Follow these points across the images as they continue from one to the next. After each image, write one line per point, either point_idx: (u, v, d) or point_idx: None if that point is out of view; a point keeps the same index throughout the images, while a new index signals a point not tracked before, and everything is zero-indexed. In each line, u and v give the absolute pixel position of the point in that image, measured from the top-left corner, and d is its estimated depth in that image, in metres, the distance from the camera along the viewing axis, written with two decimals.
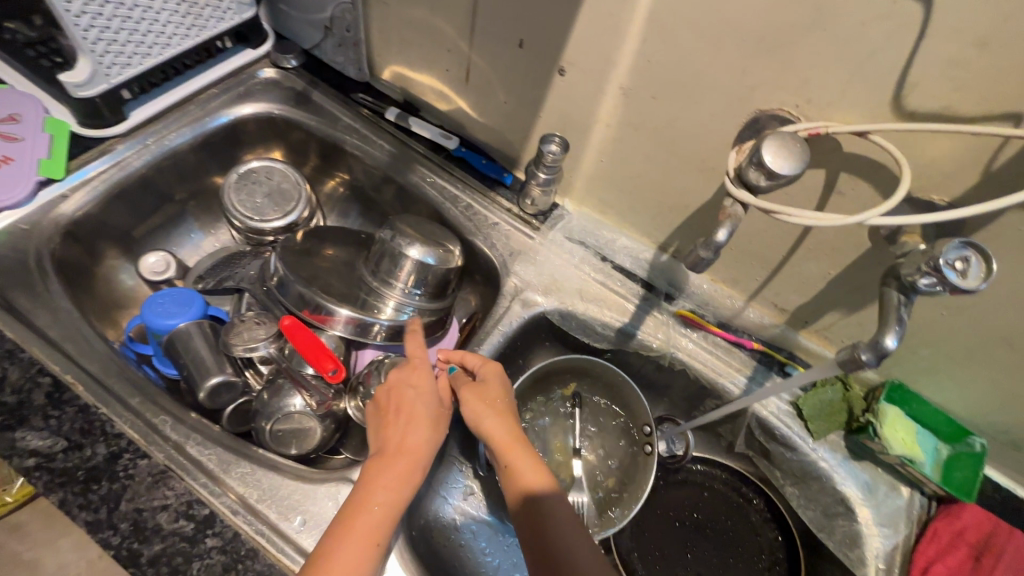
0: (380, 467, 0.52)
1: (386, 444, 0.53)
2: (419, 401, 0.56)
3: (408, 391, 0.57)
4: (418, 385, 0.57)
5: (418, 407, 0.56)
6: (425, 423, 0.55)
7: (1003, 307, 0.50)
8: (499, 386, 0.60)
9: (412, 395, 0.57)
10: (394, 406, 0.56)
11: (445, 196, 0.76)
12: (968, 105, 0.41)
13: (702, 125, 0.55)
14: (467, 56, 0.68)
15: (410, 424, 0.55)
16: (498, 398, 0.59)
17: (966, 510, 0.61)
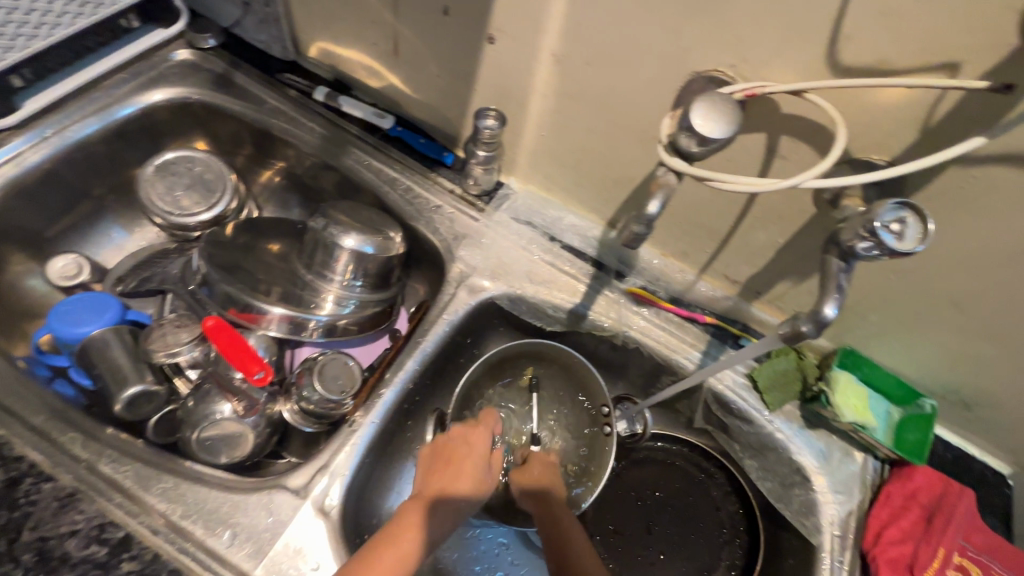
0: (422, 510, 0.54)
1: (432, 489, 0.56)
2: (473, 454, 0.60)
3: (464, 444, 0.60)
4: (474, 441, 0.61)
5: (472, 458, 0.59)
6: (477, 471, 0.59)
7: (946, 269, 0.49)
8: (545, 467, 0.67)
9: (470, 446, 0.60)
10: (448, 454, 0.59)
11: (383, 179, 0.72)
12: (906, 59, 0.39)
13: (639, 92, 0.52)
14: (393, 26, 0.63)
15: (460, 475, 0.57)
16: (542, 476, 0.65)
17: (917, 471, 0.60)
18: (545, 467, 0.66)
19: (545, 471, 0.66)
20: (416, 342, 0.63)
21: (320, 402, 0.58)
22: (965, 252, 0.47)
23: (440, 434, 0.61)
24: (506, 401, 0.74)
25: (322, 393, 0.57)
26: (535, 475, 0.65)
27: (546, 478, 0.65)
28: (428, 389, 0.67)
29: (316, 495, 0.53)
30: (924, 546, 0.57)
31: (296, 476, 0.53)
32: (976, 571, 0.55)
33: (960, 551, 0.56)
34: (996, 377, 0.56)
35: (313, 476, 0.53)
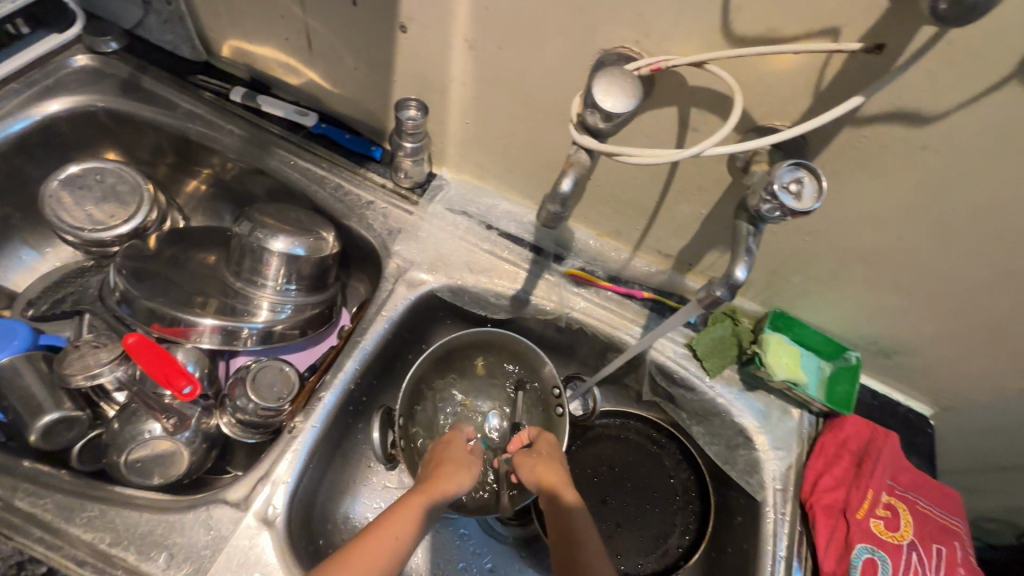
0: (417, 499, 0.54)
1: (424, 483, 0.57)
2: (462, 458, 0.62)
3: (447, 446, 0.63)
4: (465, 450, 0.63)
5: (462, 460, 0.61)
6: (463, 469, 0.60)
7: (851, 227, 0.52)
8: (553, 448, 0.63)
9: (459, 451, 0.62)
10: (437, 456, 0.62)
11: (311, 179, 0.70)
12: (792, 26, 0.40)
13: (553, 73, 0.52)
14: (302, 20, 0.62)
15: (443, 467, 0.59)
16: (553, 456, 0.62)
17: (847, 421, 0.64)
18: (550, 446, 0.63)
19: (551, 449, 0.63)
20: (355, 342, 0.62)
21: (257, 412, 0.57)
22: (866, 209, 0.50)
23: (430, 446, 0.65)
24: (459, 392, 0.74)
25: (258, 403, 0.56)
26: (542, 454, 0.62)
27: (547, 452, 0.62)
28: (372, 388, 0.66)
29: (257, 507, 0.52)
30: (855, 490, 0.60)
31: (234, 489, 0.52)
32: (903, 507, 0.58)
33: (888, 491, 0.59)
34: (909, 326, 0.60)
35: (253, 487, 0.52)
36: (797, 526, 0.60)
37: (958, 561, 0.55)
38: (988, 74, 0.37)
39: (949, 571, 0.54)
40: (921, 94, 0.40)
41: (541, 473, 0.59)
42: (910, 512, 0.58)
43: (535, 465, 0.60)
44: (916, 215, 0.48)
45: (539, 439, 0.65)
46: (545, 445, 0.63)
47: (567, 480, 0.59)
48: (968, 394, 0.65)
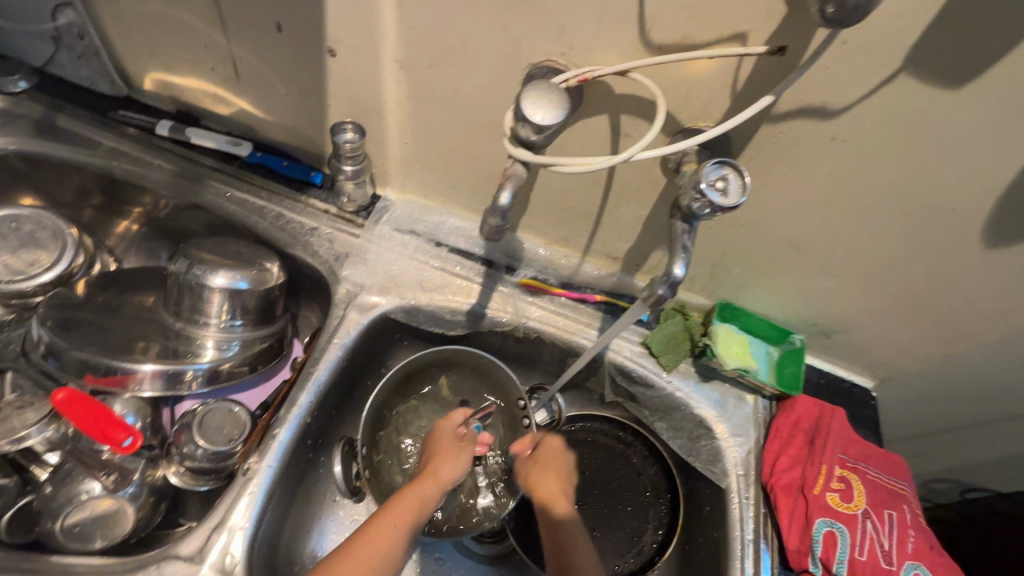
0: (410, 502, 0.61)
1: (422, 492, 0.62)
2: (450, 457, 0.66)
3: (444, 446, 0.67)
4: (459, 453, 0.66)
5: (455, 461, 0.65)
6: (455, 469, 0.65)
7: (780, 217, 0.55)
8: (551, 450, 0.68)
9: (451, 450, 0.67)
10: (433, 453, 0.66)
11: (249, 209, 0.68)
12: (704, 33, 0.42)
13: (486, 87, 0.53)
14: (227, 49, 0.60)
15: (438, 473, 0.64)
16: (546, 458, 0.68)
17: (798, 402, 0.66)
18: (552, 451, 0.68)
19: (554, 449, 0.69)
20: (307, 373, 0.60)
21: (207, 457, 0.54)
22: (790, 200, 0.53)
23: (432, 437, 0.68)
24: (423, 414, 0.73)
25: (208, 447, 0.54)
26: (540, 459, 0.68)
27: (547, 453, 0.68)
28: (330, 419, 0.64)
29: (214, 558, 0.49)
30: (809, 467, 0.62)
31: (188, 541, 0.49)
32: (855, 479, 0.60)
33: (840, 464, 0.61)
34: (843, 305, 0.63)
35: (208, 537, 0.50)
36: (762, 509, 0.62)
37: (910, 524, 0.57)
38: (883, 67, 0.41)
39: (901, 535, 0.57)
40: (826, 90, 0.43)
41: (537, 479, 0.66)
42: (862, 482, 0.60)
43: (540, 471, 0.67)
44: (837, 201, 0.51)
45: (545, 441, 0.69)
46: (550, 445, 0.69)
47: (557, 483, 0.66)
48: (902, 363, 0.69)
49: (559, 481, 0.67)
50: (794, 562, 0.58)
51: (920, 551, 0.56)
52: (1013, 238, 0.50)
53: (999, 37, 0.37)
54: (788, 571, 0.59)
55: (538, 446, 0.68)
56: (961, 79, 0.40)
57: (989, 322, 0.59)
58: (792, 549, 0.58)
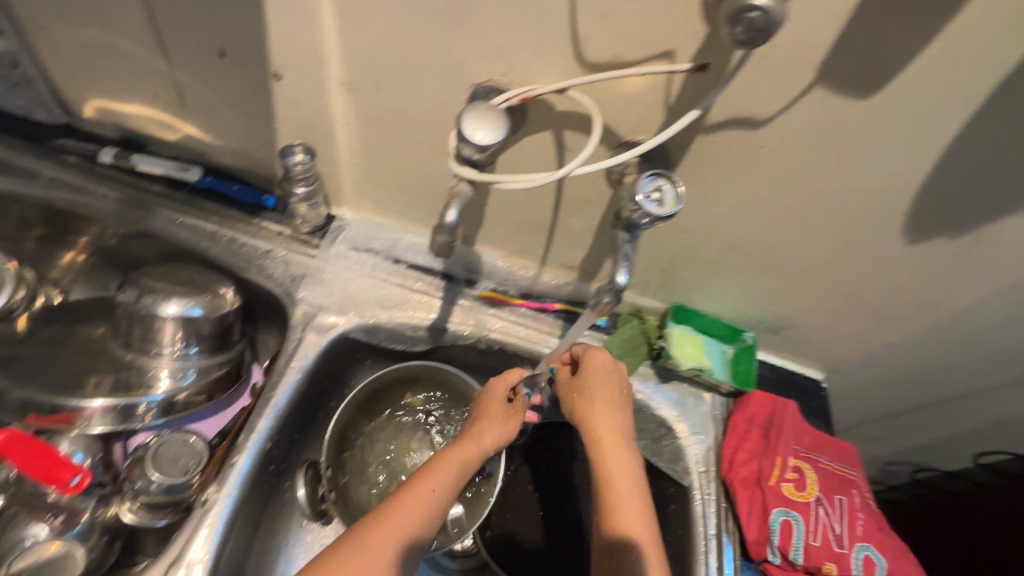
0: (454, 463, 0.58)
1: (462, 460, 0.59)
2: (496, 423, 0.64)
3: (492, 407, 0.64)
4: (509, 418, 0.64)
5: (500, 425, 0.63)
6: (501, 433, 0.63)
7: (720, 222, 0.58)
8: (603, 375, 0.59)
9: (501, 413, 0.64)
10: (481, 412, 0.64)
11: (200, 234, 0.66)
12: (633, 52, 0.44)
13: (431, 107, 0.54)
14: (170, 75, 0.59)
15: (481, 438, 0.62)
16: (596, 387, 0.59)
17: (753, 398, 0.69)
18: (602, 378, 0.59)
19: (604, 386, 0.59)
20: (265, 399, 0.59)
21: (161, 491, 0.53)
22: (728, 205, 0.56)
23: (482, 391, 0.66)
24: (390, 432, 0.73)
25: (162, 480, 0.53)
26: (590, 389, 0.59)
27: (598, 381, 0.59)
28: (293, 443, 0.64)
29: None
30: (765, 459, 0.64)
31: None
32: (808, 467, 0.63)
33: (794, 455, 0.64)
34: (788, 301, 0.67)
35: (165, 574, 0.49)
36: (722, 503, 0.64)
37: (858, 508, 0.60)
38: (799, 81, 0.43)
39: (851, 518, 0.59)
40: (751, 102, 0.46)
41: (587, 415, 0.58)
42: (814, 470, 0.63)
43: (586, 403, 0.58)
44: (770, 205, 0.54)
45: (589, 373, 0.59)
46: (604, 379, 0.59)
47: (606, 419, 0.57)
48: (847, 354, 0.73)
49: (611, 416, 0.58)
50: (753, 552, 0.60)
51: (868, 532, 0.58)
52: (931, 232, 0.53)
53: (898, 51, 0.40)
54: (749, 561, 0.61)
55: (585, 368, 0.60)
56: (870, 88, 0.43)
57: (920, 311, 0.63)
58: (751, 540, 0.60)
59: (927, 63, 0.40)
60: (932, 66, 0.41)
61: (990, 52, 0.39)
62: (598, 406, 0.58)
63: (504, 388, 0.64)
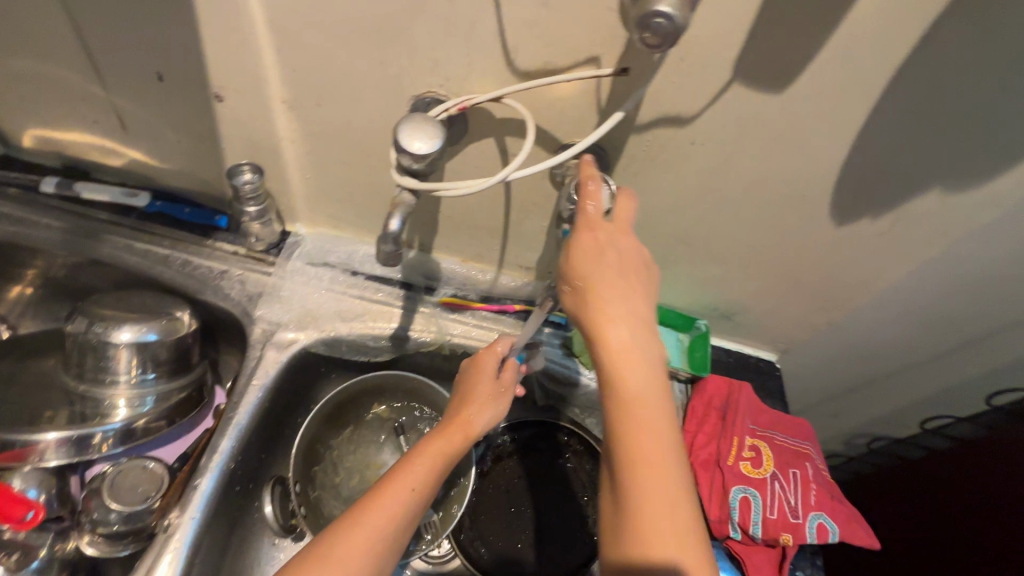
0: (436, 456, 0.57)
1: (447, 450, 0.57)
2: (485, 405, 0.60)
3: (476, 388, 0.61)
4: (496, 400, 0.61)
5: (485, 410, 0.60)
6: (486, 417, 0.60)
7: (662, 215, 0.60)
8: (610, 260, 0.45)
9: (488, 395, 0.61)
10: (466, 394, 0.61)
11: (152, 259, 0.66)
12: (561, 59, 0.46)
13: (375, 120, 0.55)
14: (109, 101, 0.59)
15: (466, 426, 0.59)
16: (603, 278, 0.45)
17: (709, 382, 0.71)
18: (614, 267, 0.45)
19: (619, 292, 0.45)
20: (227, 419, 0.59)
21: (121, 520, 0.53)
22: (668, 199, 0.58)
23: (465, 366, 0.63)
24: (359, 443, 0.73)
25: (124, 508, 0.53)
26: (597, 282, 0.45)
27: (607, 266, 0.45)
28: (260, 461, 0.64)
29: None
30: (723, 440, 0.67)
31: None
32: (764, 445, 0.66)
33: (750, 434, 0.66)
34: (735, 288, 0.70)
35: None
36: None
37: (812, 479, 0.63)
38: (717, 79, 0.46)
39: (805, 490, 0.62)
40: (675, 101, 0.48)
41: (600, 320, 0.45)
42: (770, 447, 0.66)
43: (591, 303, 0.45)
44: (706, 196, 0.57)
45: (580, 267, 0.45)
46: (615, 281, 0.45)
47: (620, 320, 0.45)
48: (796, 335, 0.76)
49: (625, 314, 0.45)
50: (717, 531, 0.62)
51: (822, 502, 0.61)
52: (855, 214, 0.57)
53: (802, 48, 0.43)
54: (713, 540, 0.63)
55: (583, 248, 0.45)
56: (782, 83, 0.46)
57: (856, 290, 0.67)
58: (714, 520, 0.62)
59: (829, 57, 0.44)
60: (835, 60, 0.44)
61: (882, 45, 0.42)
62: (609, 319, 0.44)
63: (491, 366, 0.62)
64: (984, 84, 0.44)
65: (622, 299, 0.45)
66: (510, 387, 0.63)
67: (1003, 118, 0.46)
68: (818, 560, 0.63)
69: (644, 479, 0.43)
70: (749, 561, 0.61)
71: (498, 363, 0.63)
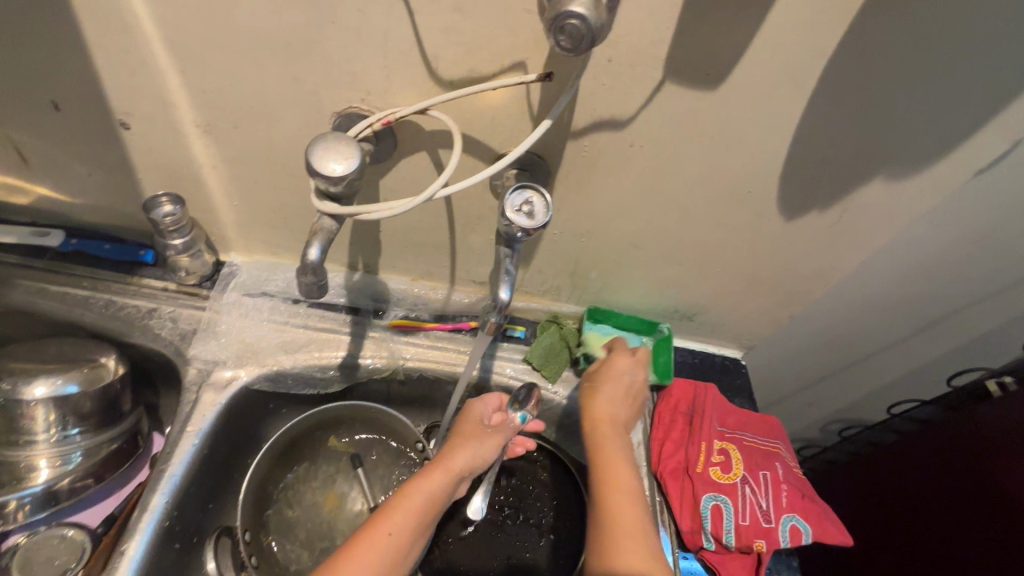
0: (414, 502, 0.53)
1: (428, 496, 0.54)
2: (469, 445, 0.58)
3: (467, 431, 0.59)
4: (483, 439, 0.59)
5: (469, 450, 0.57)
6: (468, 455, 0.57)
7: (613, 220, 0.58)
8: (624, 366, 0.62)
9: (475, 436, 0.59)
10: (455, 435, 0.59)
11: (71, 303, 0.61)
12: (485, 66, 0.44)
13: (298, 140, 0.52)
14: (5, 135, 0.54)
15: (448, 467, 0.56)
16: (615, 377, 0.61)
17: (675, 386, 0.70)
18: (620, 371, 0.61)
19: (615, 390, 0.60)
20: (160, 471, 0.54)
21: None
22: (616, 204, 0.56)
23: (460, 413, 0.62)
24: (316, 480, 0.68)
25: None
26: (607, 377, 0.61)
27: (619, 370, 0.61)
28: (204, 512, 0.59)
29: None
30: (691, 446, 0.65)
31: None
32: (733, 448, 0.64)
33: (718, 437, 0.65)
34: (693, 288, 0.68)
35: None
36: (656, 497, 0.64)
37: (782, 479, 0.62)
38: (649, 80, 0.44)
39: (776, 491, 0.61)
40: (609, 104, 0.46)
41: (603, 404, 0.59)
42: (739, 450, 0.64)
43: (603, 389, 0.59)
44: (653, 199, 0.55)
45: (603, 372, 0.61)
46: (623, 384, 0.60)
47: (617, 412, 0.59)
48: (759, 331, 0.75)
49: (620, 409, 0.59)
50: (690, 542, 0.60)
51: (793, 503, 0.60)
52: (804, 208, 0.56)
53: (732, 42, 0.41)
54: (686, 550, 0.61)
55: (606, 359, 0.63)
56: (715, 81, 0.44)
57: (812, 282, 0.66)
58: (685, 530, 0.60)
59: (761, 50, 0.42)
60: (766, 53, 0.42)
61: (812, 36, 0.41)
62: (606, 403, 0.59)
63: (484, 411, 0.61)
64: (915, 69, 0.43)
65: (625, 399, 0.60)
66: (502, 429, 0.60)
67: (937, 102, 0.45)
68: (794, 561, 0.62)
69: (617, 528, 0.51)
70: (723, 570, 0.59)
71: (488, 411, 0.61)
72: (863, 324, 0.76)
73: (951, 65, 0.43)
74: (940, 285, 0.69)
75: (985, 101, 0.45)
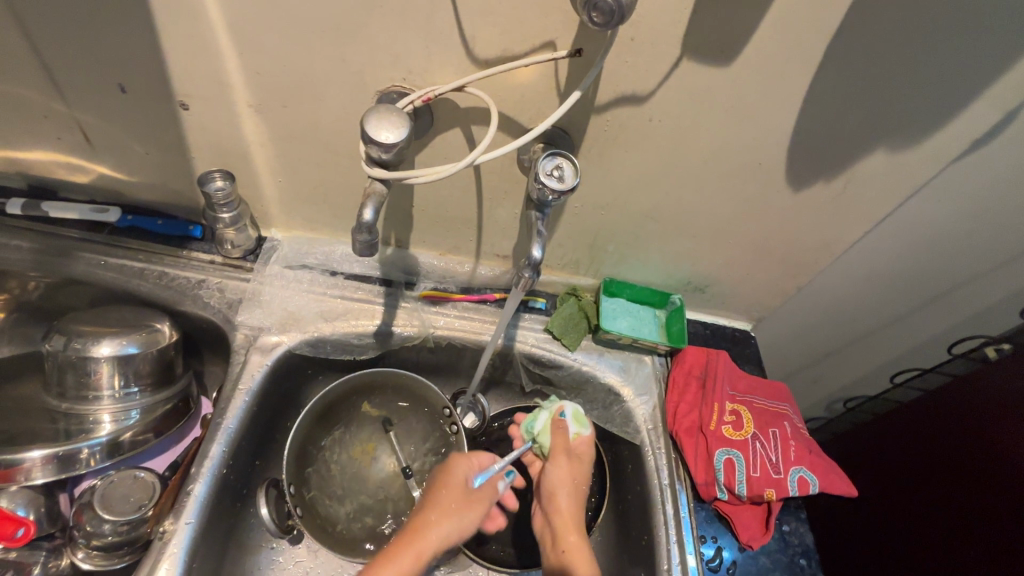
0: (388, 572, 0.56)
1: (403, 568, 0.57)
2: (443, 517, 0.61)
3: (441, 502, 0.62)
4: (457, 511, 0.61)
5: (440, 523, 0.60)
6: (441, 532, 0.60)
7: (630, 192, 0.62)
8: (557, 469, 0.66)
9: (449, 506, 0.62)
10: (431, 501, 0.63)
11: (128, 274, 0.66)
12: (518, 45, 0.48)
13: (342, 117, 0.56)
14: (71, 116, 0.59)
15: (420, 541, 0.59)
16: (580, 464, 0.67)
17: (688, 352, 0.74)
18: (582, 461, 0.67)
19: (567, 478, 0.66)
20: (216, 425, 0.59)
21: (115, 530, 0.55)
22: (633, 177, 0.60)
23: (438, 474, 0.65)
24: (351, 442, 0.73)
25: (117, 518, 0.55)
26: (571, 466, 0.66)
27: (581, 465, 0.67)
28: (251, 466, 0.64)
29: None
30: (704, 407, 0.69)
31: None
32: (743, 409, 0.68)
33: (730, 399, 0.69)
34: (705, 260, 0.72)
35: None
36: (671, 454, 0.68)
37: (790, 435, 0.66)
38: (668, 56, 0.48)
39: (784, 446, 0.65)
40: (630, 80, 0.50)
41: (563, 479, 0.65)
42: (749, 410, 0.68)
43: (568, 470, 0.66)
44: (669, 172, 0.60)
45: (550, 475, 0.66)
46: (577, 460, 0.67)
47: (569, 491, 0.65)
48: (767, 302, 0.79)
49: (573, 490, 0.66)
50: (705, 493, 0.65)
51: (800, 456, 0.65)
52: (811, 180, 0.60)
53: (743, 21, 0.46)
54: (702, 502, 0.65)
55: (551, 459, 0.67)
56: (728, 57, 0.48)
57: (818, 252, 0.70)
58: (701, 482, 0.64)
59: (772, 27, 0.46)
60: (775, 31, 0.46)
61: (818, 13, 0.45)
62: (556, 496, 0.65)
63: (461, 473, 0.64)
64: (913, 44, 0.47)
65: (579, 487, 0.66)
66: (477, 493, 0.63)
67: (934, 74, 0.49)
68: (802, 512, 0.66)
69: None
70: (737, 519, 0.63)
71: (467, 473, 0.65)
72: (867, 296, 0.80)
73: (946, 39, 0.47)
74: (940, 257, 0.73)
75: (978, 74, 0.49)
